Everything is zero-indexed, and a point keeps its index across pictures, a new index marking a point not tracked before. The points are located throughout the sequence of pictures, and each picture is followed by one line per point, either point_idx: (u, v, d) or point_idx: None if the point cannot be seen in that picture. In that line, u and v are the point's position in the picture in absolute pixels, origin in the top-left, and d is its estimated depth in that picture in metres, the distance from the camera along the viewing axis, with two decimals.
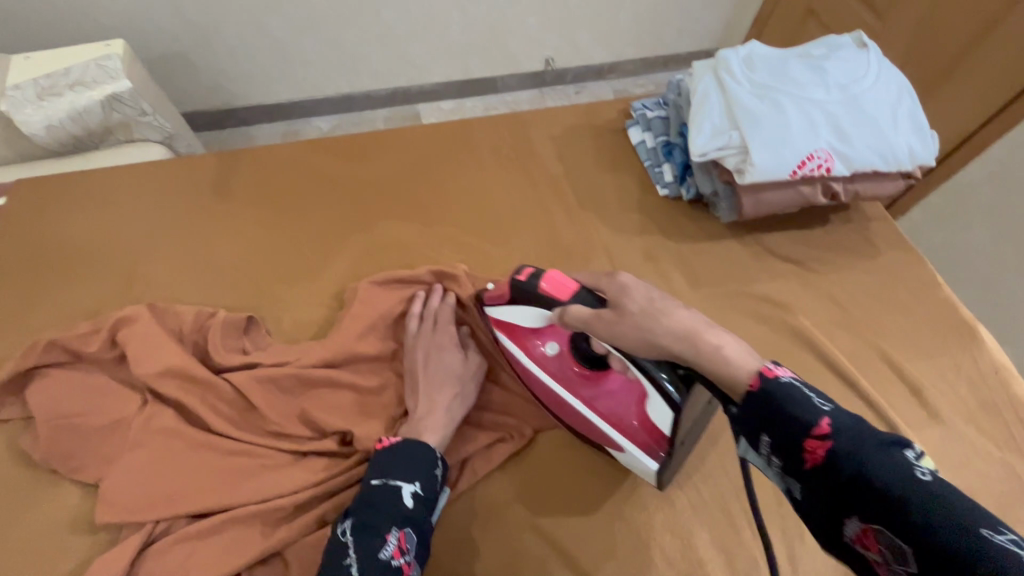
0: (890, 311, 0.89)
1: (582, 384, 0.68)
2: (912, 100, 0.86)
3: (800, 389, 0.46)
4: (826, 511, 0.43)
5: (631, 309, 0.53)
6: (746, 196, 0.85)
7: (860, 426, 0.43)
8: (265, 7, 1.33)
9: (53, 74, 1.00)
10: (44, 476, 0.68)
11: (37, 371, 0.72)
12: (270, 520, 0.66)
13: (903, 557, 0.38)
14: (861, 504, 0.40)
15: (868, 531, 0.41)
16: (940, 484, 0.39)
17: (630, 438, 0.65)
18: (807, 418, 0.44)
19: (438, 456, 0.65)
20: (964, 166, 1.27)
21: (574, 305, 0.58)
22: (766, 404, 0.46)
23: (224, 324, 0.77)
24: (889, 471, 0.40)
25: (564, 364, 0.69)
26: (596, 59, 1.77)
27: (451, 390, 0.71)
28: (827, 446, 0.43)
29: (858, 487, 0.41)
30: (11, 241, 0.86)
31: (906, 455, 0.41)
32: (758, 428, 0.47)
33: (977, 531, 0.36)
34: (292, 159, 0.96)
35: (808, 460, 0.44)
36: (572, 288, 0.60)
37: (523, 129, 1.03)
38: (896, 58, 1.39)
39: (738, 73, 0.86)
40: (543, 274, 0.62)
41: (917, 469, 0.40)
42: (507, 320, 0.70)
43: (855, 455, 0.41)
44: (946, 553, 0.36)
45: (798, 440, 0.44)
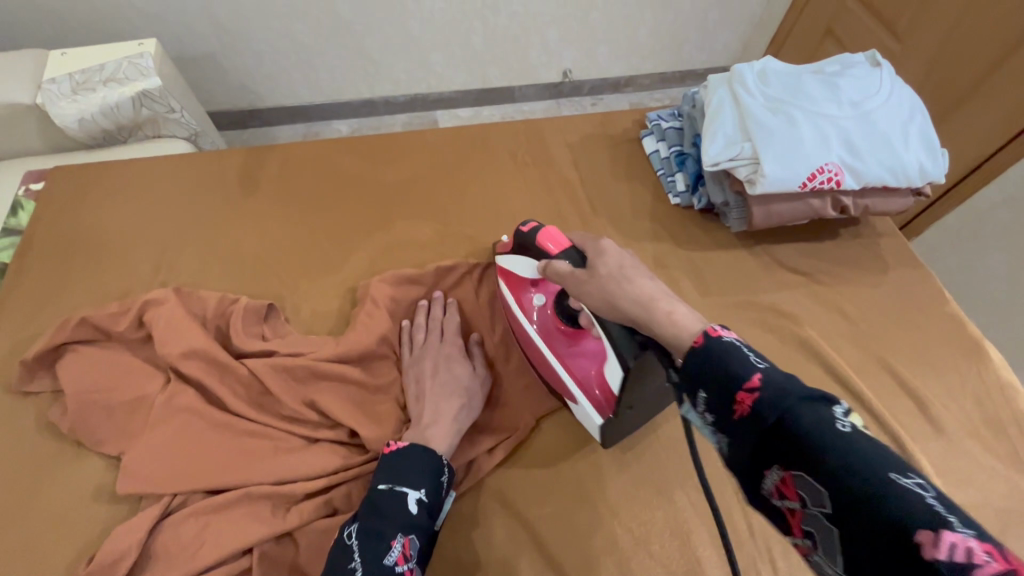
0: (898, 326, 0.89)
1: (556, 337, 0.72)
2: (923, 119, 0.88)
3: (737, 347, 0.46)
4: (753, 461, 0.44)
5: (601, 271, 0.58)
6: (757, 206, 0.87)
7: (789, 380, 0.43)
8: (293, 13, 1.38)
9: (88, 70, 1.05)
10: (70, 447, 0.72)
11: (68, 347, 0.76)
12: (281, 500, 0.68)
13: (821, 504, 0.39)
14: (786, 455, 0.41)
15: (790, 480, 0.41)
16: (858, 434, 0.39)
17: (584, 392, 0.69)
18: (739, 373, 0.44)
19: (445, 463, 0.66)
20: (978, 188, 1.28)
21: (556, 261, 0.64)
22: (705, 361, 0.46)
23: (246, 311, 0.80)
24: (810, 423, 0.40)
25: (548, 318, 0.73)
26: (613, 72, 1.80)
27: (458, 400, 0.73)
28: (755, 400, 0.43)
29: (781, 437, 0.41)
30: (47, 224, 0.91)
31: (831, 410, 0.41)
32: (696, 383, 0.47)
33: (889, 478, 0.36)
34: (316, 157, 0.99)
35: (737, 413, 0.44)
36: (563, 244, 0.67)
37: (540, 135, 1.06)
38: (914, 79, 1.40)
39: (752, 87, 0.88)
40: (542, 229, 0.70)
41: (837, 422, 0.40)
42: (507, 268, 0.77)
43: (783, 408, 0.41)
44: (859, 499, 0.37)
45: (729, 393, 0.44)
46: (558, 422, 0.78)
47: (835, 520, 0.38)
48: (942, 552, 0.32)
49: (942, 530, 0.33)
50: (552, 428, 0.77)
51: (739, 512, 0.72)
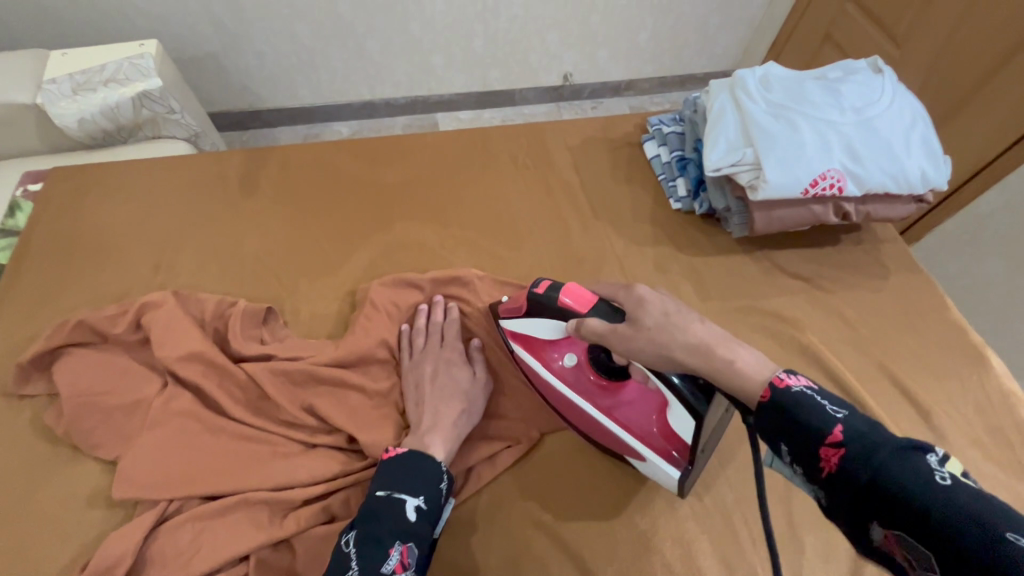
0: (899, 332, 0.89)
1: (601, 394, 0.69)
2: (926, 126, 0.88)
3: (809, 396, 0.47)
4: (849, 516, 0.44)
5: (646, 322, 0.55)
6: (759, 212, 0.86)
7: (874, 430, 0.44)
8: (293, 14, 1.38)
9: (88, 71, 1.05)
10: (66, 451, 0.71)
11: (65, 349, 0.75)
12: (278, 507, 0.67)
13: (927, 561, 0.39)
14: (881, 511, 0.41)
15: (891, 536, 0.41)
16: (960, 486, 0.39)
17: (651, 446, 0.66)
18: (820, 426, 0.45)
19: (445, 469, 0.65)
20: (979, 194, 1.28)
21: (589, 317, 0.60)
22: (780, 415, 0.47)
23: (244, 314, 0.79)
24: (903, 476, 0.40)
25: (584, 374, 0.70)
26: (613, 75, 1.80)
27: (459, 406, 0.72)
28: (841, 455, 0.43)
29: (875, 493, 0.41)
30: (45, 224, 0.90)
31: (926, 459, 0.41)
32: (776, 438, 0.48)
33: (1001, 536, 0.36)
34: (317, 159, 0.99)
35: (825, 469, 0.44)
36: (591, 300, 0.62)
37: (542, 139, 1.06)
38: (914, 85, 1.40)
39: (754, 92, 0.88)
40: (561, 286, 0.64)
41: (935, 473, 0.40)
42: (525, 334, 0.73)
43: (869, 462, 0.42)
44: (967, 557, 0.36)
45: (813, 449, 0.45)
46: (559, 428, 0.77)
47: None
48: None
49: None
50: (552, 433, 0.77)
51: (741, 521, 0.72)
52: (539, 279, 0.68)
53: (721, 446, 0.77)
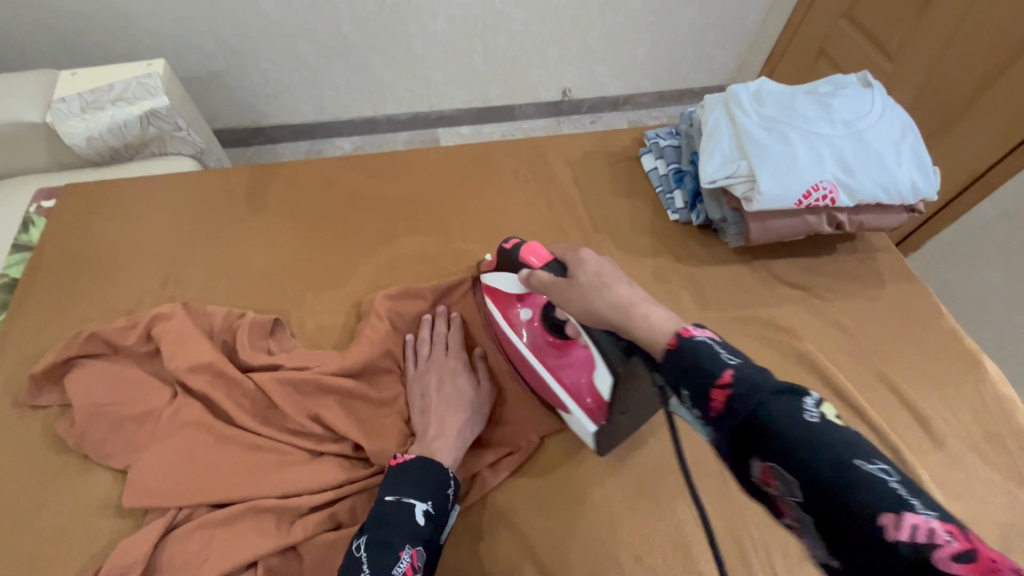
0: (895, 339, 0.91)
1: (542, 347, 0.74)
2: (915, 138, 0.90)
3: (709, 343, 0.46)
4: (731, 457, 0.44)
5: (581, 280, 0.59)
6: (755, 222, 0.88)
7: (759, 372, 0.43)
8: (299, 34, 1.42)
9: (97, 90, 1.08)
10: (77, 461, 0.72)
11: (78, 360, 0.77)
12: (286, 514, 0.68)
13: (794, 493, 0.39)
14: (760, 449, 0.41)
15: (766, 471, 0.41)
16: (827, 424, 0.40)
17: (576, 401, 0.72)
18: (712, 370, 0.44)
19: (451, 475, 0.66)
20: (974, 204, 1.30)
21: (539, 272, 0.64)
22: (681, 359, 0.46)
23: (252, 325, 0.81)
24: (782, 415, 0.40)
25: (535, 330, 0.75)
26: (611, 90, 1.84)
27: (463, 414, 0.73)
28: (730, 395, 0.43)
29: (756, 431, 0.41)
30: (58, 239, 0.92)
31: (801, 401, 0.41)
32: (675, 381, 0.47)
33: (859, 468, 0.37)
34: (323, 174, 1.02)
35: (713, 410, 0.43)
36: (546, 258, 0.68)
37: (542, 153, 1.09)
38: (907, 99, 1.44)
39: (748, 106, 0.90)
40: (524, 245, 0.72)
41: (807, 412, 0.40)
42: (492, 285, 0.79)
43: (755, 402, 0.42)
44: (832, 489, 0.37)
45: (704, 390, 0.44)
46: (561, 435, 0.78)
47: (809, 510, 0.38)
48: (904, 534, 0.34)
49: (904, 513, 0.34)
50: (554, 439, 0.78)
51: (742, 527, 0.72)
52: (513, 237, 0.76)
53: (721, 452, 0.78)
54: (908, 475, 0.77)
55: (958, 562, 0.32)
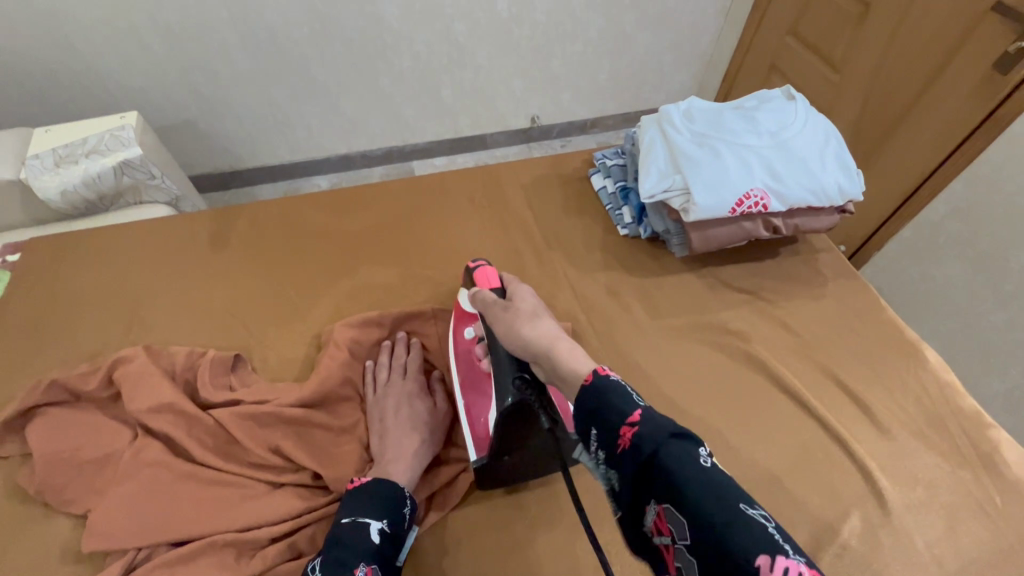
0: (841, 335, 0.94)
1: (471, 372, 0.77)
2: (838, 144, 0.96)
3: (622, 386, 0.52)
4: (634, 497, 0.48)
5: (521, 308, 0.68)
6: (694, 232, 0.93)
7: (662, 418, 0.49)
8: (271, 81, 1.48)
9: (72, 145, 1.12)
10: (37, 510, 0.73)
11: (39, 409, 0.78)
12: (245, 547, 0.69)
13: (683, 535, 0.44)
14: (661, 488, 0.45)
15: (662, 515, 0.46)
16: (717, 470, 0.45)
17: (472, 429, 0.74)
18: (624, 410, 0.49)
19: (406, 494, 0.68)
20: (926, 203, 1.35)
21: (486, 290, 0.74)
22: (597, 399, 0.52)
23: (213, 362, 0.83)
24: (678, 458, 0.45)
25: (469, 351, 0.78)
26: (577, 115, 1.91)
27: (419, 435, 0.75)
28: (635, 435, 0.47)
29: (654, 472, 0.46)
30: (23, 291, 0.94)
31: (697, 449, 0.46)
32: (589, 422, 0.52)
33: (743, 511, 0.42)
34: (287, 212, 1.05)
35: (620, 448, 0.48)
36: (494, 283, 0.77)
37: (498, 179, 1.13)
38: (853, 106, 1.51)
39: (678, 124, 0.96)
40: (483, 266, 0.80)
41: (701, 458, 0.46)
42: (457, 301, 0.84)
43: (655, 443, 0.46)
44: (715, 531, 0.41)
45: (615, 429, 0.49)
46: None
47: (696, 552, 0.43)
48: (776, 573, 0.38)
49: (777, 555, 0.39)
50: None
51: None
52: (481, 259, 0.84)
53: None
54: (857, 467, 0.80)
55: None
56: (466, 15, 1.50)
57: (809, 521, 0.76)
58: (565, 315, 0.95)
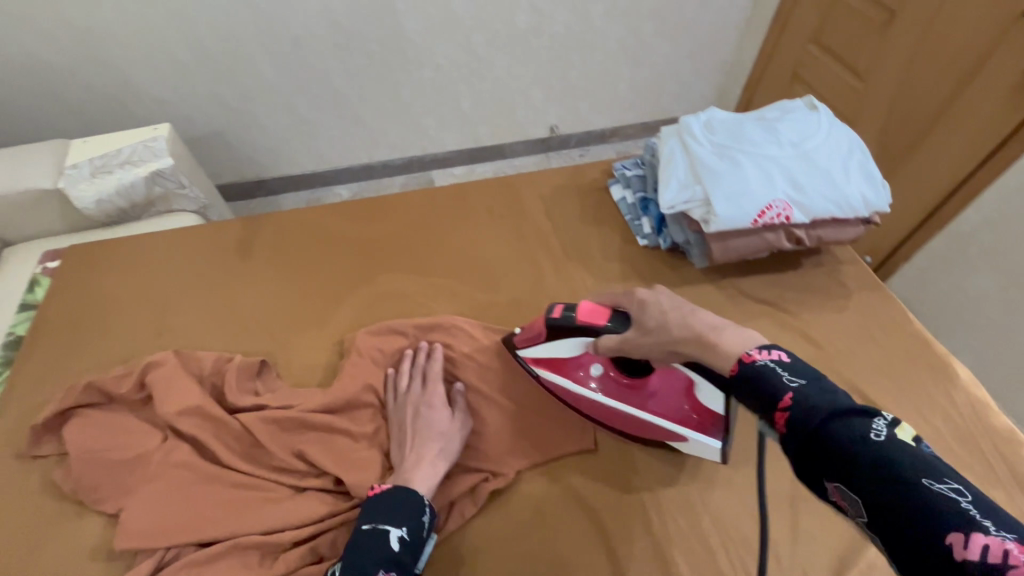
0: (866, 348, 0.93)
1: (631, 393, 0.76)
2: (862, 154, 0.95)
3: (770, 368, 0.52)
4: (803, 476, 0.47)
5: (651, 326, 0.64)
6: (714, 243, 0.93)
7: (822, 396, 0.48)
8: (296, 93, 1.53)
9: (106, 155, 1.16)
10: (73, 507, 0.76)
11: (75, 411, 0.81)
12: (268, 550, 0.71)
13: (861, 511, 0.43)
14: (827, 467, 0.44)
15: (836, 491, 0.45)
16: (895, 443, 0.43)
17: (688, 425, 0.75)
18: (776, 395, 0.50)
19: (425, 503, 0.68)
20: (956, 214, 1.32)
21: (606, 336, 0.69)
22: (749, 386, 0.53)
23: (239, 367, 0.85)
24: (844, 435, 0.44)
25: (610, 378, 0.77)
26: (597, 124, 1.92)
27: (435, 446, 0.75)
28: (790, 416, 0.48)
29: (819, 450, 0.45)
30: (60, 297, 0.98)
31: (870, 423, 0.45)
32: (749, 404, 0.53)
33: (927, 487, 0.40)
34: (310, 222, 1.08)
35: (779, 431, 0.49)
36: (602, 313, 0.70)
37: (517, 190, 1.14)
38: (879, 114, 1.49)
39: (699, 135, 0.96)
40: (574, 309, 0.72)
41: (874, 432, 0.44)
42: (545, 356, 0.79)
43: (815, 423, 0.46)
44: (895, 508, 0.40)
45: (772, 412, 0.50)
46: (538, 474, 0.80)
47: (878, 527, 0.42)
48: (972, 553, 0.36)
49: (971, 533, 0.37)
50: (530, 467, 0.80)
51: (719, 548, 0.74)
52: (553, 304, 0.75)
53: (695, 469, 0.81)
54: None
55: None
56: (486, 27, 1.52)
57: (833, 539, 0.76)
58: None
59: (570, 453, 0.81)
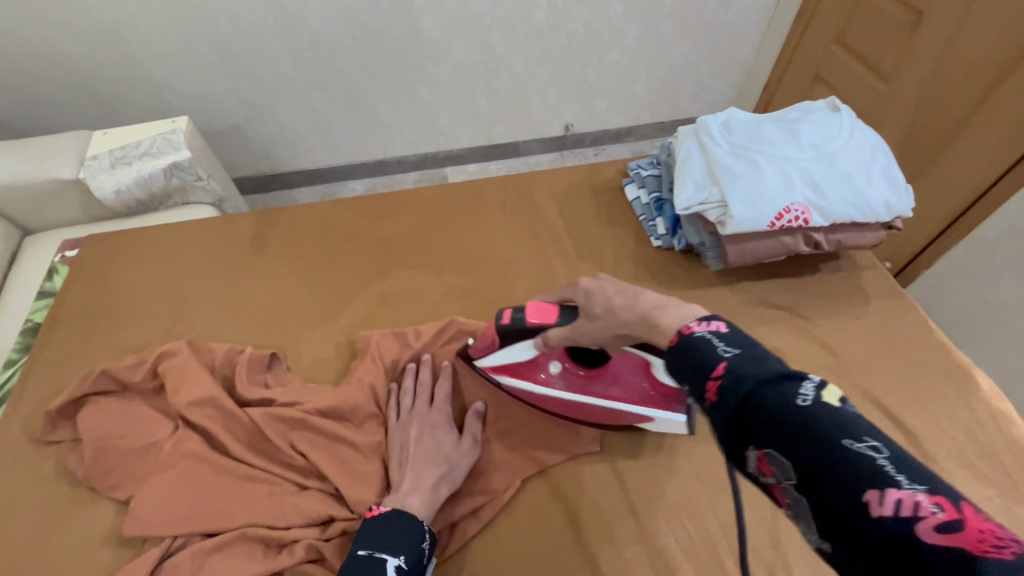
0: (884, 357, 0.90)
1: (593, 384, 0.78)
2: (885, 157, 0.93)
3: (706, 337, 0.49)
4: (729, 445, 0.46)
5: (596, 310, 0.63)
6: (730, 246, 0.91)
7: (753, 362, 0.46)
8: (312, 89, 1.53)
9: (126, 147, 1.18)
10: (85, 493, 0.77)
11: (90, 397, 0.83)
12: (273, 544, 0.71)
13: (790, 477, 0.42)
14: (754, 433, 0.44)
15: (763, 460, 0.44)
16: (820, 405, 0.42)
17: (652, 405, 0.77)
18: (708, 362, 0.47)
19: (425, 530, 0.68)
20: (981, 221, 1.29)
21: (555, 330, 0.69)
22: (681, 356, 0.50)
23: (250, 360, 0.85)
24: (772, 402, 0.43)
25: (569, 374, 0.78)
26: (612, 124, 1.90)
27: (438, 470, 0.74)
28: (721, 386, 0.46)
29: (749, 419, 0.44)
30: (78, 285, 1.00)
31: (797, 386, 0.44)
32: (681, 377, 0.50)
33: (849, 447, 0.40)
34: (324, 216, 1.08)
35: (709, 402, 0.47)
36: (550, 311, 0.70)
37: (530, 188, 1.14)
38: (903, 117, 1.45)
39: (717, 135, 0.94)
40: (521, 312, 0.72)
41: (800, 396, 0.43)
42: (502, 362, 0.80)
43: (744, 391, 0.45)
44: (818, 470, 0.40)
45: (703, 382, 0.48)
46: (543, 478, 0.80)
47: (805, 491, 0.41)
48: (888, 509, 0.36)
49: (889, 490, 0.37)
50: (536, 473, 0.80)
51: (727, 556, 0.73)
52: (502, 310, 0.75)
53: (703, 475, 0.79)
54: None
55: (940, 532, 0.35)
56: (503, 24, 1.51)
57: None
58: None
59: (577, 454, 0.81)
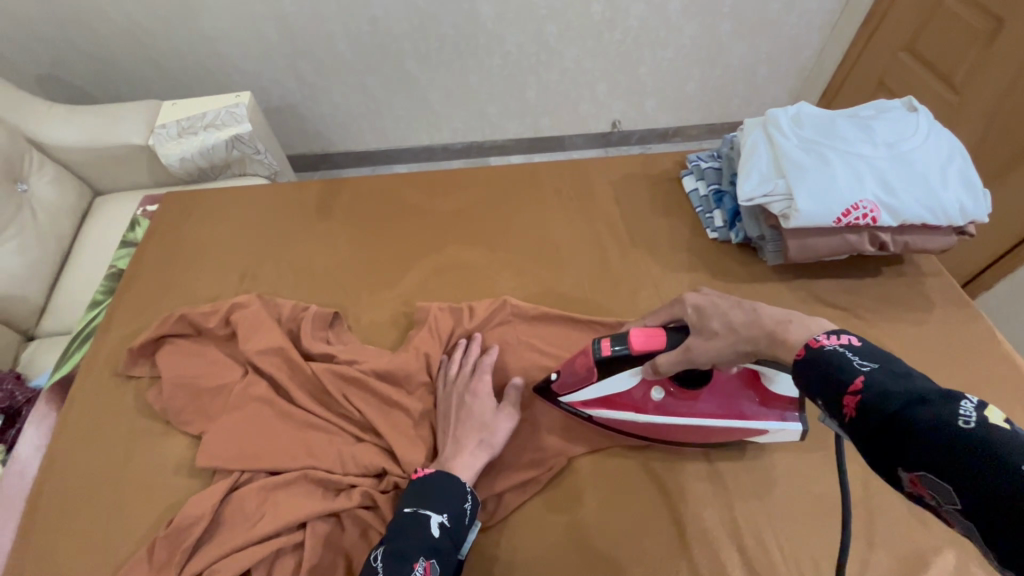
0: (946, 365, 0.88)
1: (702, 403, 0.75)
2: (963, 160, 0.90)
3: (837, 352, 0.52)
4: (876, 464, 0.47)
5: (714, 326, 0.64)
6: (791, 240, 0.90)
7: (896, 379, 0.47)
8: (366, 71, 1.57)
9: (193, 118, 1.24)
10: (161, 426, 0.83)
11: (168, 339, 0.89)
12: (331, 488, 0.75)
13: (952, 501, 0.42)
14: (903, 454, 0.44)
15: (917, 482, 0.44)
16: (987, 430, 0.41)
17: (768, 417, 0.75)
18: (844, 377, 0.50)
19: (467, 490, 0.70)
20: None
21: (666, 359, 0.67)
22: (813, 371, 0.53)
23: (315, 317, 0.90)
24: (922, 422, 0.44)
25: (673, 399, 0.75)
26: (661, 123, 1.89)
27: (476, 436, 0.76)
28: (859, 401, 0.48)
29: (894, 436, 0.45)
30: (157, 236, 1.06)
31: (954, 407, 0.43)
32: (813, 392, 0.53)
33: None
34: (382, 190, 1.12)
35: (847, 418, 0.49)
36: (653, 334, 0.68)
37: (586, 175, 1.14)
38: (974, 129, 1.39)
39: (786, 128, 0.93)
40: (624, 340, 0.69)
41: (960, 417, 0.42)
42: (601, 395, 0.76)
43: (886, 408, 0.46)
44: (988, 496, 0.39)
45: (838, 397, 0.50)
46: (592, 454, 0.81)
47: (971, 517, 0.40)
48: None
49: None
50: (586, 447, 0.82)
51: (773, 543, 0.74)
52: (598, 340, 0.72)
53: (749, 465, 0.80)
54: None
55: None
56: (559, 16, 1.52)
57: (895, 549, 0.74)
58: (646, 311, 0.95)
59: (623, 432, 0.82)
